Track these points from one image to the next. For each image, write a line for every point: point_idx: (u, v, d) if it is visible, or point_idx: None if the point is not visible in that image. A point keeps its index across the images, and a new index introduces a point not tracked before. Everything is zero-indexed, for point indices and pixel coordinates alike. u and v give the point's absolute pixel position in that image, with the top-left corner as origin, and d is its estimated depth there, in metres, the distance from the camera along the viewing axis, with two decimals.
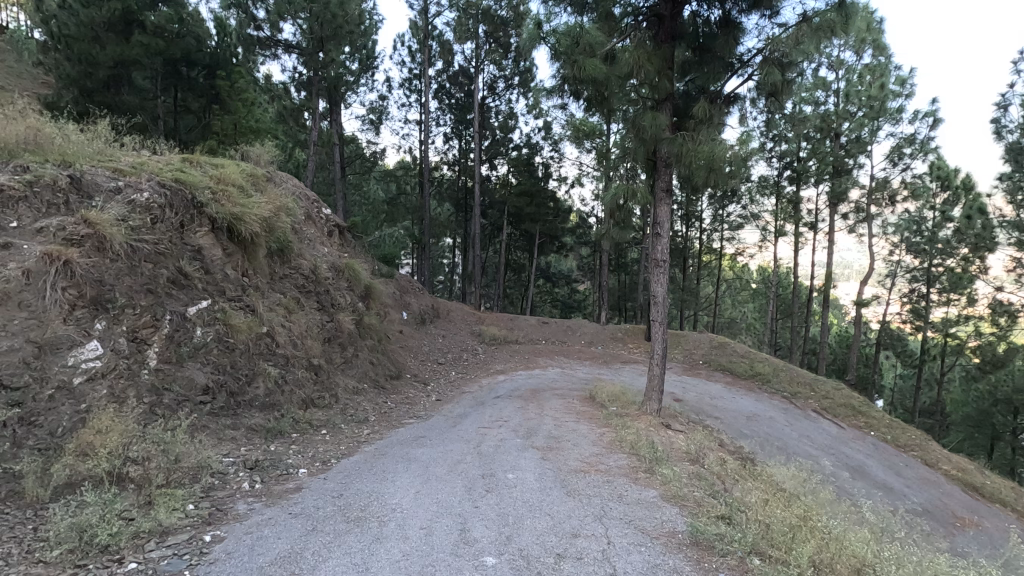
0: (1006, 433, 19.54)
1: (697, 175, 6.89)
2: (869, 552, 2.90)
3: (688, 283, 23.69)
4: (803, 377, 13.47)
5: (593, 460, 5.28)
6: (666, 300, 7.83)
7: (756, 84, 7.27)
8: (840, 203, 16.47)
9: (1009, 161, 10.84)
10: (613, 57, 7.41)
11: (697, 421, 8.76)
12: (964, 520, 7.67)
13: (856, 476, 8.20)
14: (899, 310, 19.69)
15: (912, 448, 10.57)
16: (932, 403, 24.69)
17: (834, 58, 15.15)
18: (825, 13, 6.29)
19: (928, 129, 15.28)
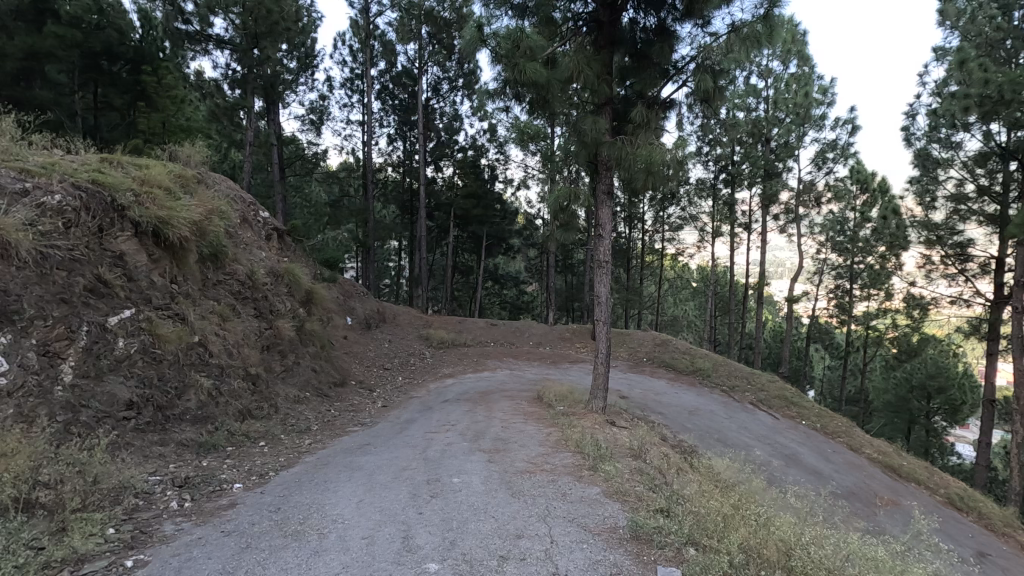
0: (922, 416, 21.25)
1: (637, 178, 7.09)
2: (792, 535, 3.08)
3: (631, 283, 24.31)
4: (741, 371, 14.10)
5: (538, 459, 5.34)
6: (609, 301, 8.01)
7: (690, 91, 7.58)
8: (770, 205, 17.33)
9: (917, 165, 11.80)
10: (554, 61, 7.50)
11: (641, 418, 9.01)
12: (885, 500, 8.23)
13: (788, 464, 8.64)
14: (826, 305, 21.07)
15: (838, 434, 11.25)
16: (856, 391, 26.46)
17: (763, 67, 15.98)
18: (751, 24, 6.62)
19: (848, 135, 16.38)
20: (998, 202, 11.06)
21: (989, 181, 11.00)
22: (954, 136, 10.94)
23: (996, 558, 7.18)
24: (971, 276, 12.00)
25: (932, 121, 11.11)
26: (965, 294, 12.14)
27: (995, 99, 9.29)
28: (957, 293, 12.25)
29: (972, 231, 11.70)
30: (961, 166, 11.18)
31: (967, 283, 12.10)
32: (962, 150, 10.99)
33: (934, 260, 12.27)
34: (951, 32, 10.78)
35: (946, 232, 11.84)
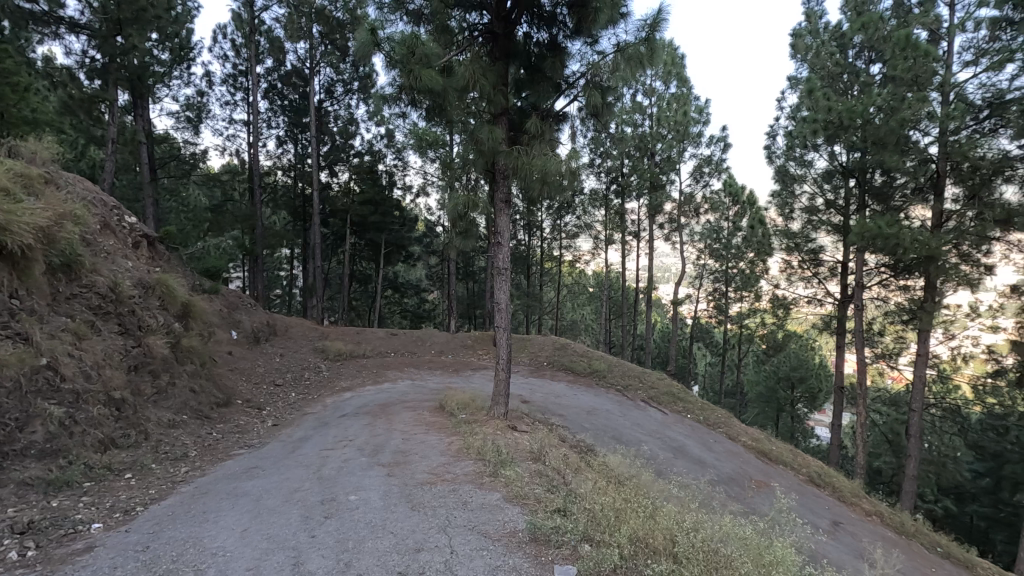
0: (788, 405, 23.78)
1: (533, 188, 7.29)
2: (675, 523, 3.32)
3: (531, 289, 24.82)
4: (633, 371, 14.94)
5: (440, 469, 5.28)
6: (509, 308, 8.13)
7: (581, 105, 7.93)
8: (656, 214, 18.54)
9: (777, 180, 13.29)
10: (450, 69, 7.50)
11: (542, 420, 9.23)
12: (758, 482, 9.09)
13: (676, 456, 9.28)
14: (706, 306, 23.03)
15: (718, 425, 12.27)
16: (733, 385, 29.02)
17: (647, 86, 17.15)
18: (635, 45, 7.07)
19: (721, 151, 18.02)
20: (842, 214, 12.60)
21: (834, 196, 12.57)
22: (807, 156, 12.41)
23: (846, 525, 8.20)
24: (823, 278, 13.65)
25: (789, 142, 12.55)
26: (818, 295, 13.84)
27: (835, 123, 10.64)
28: (813, 294, 13.94)
29: (823, 239, 13.22)
30: (812, 182, 12.69)
31: (820, 285, 13.75)
32: (813, 168, 12.52)
33: (793, 264, 13.79)
34: (800, 64, 12.33)
35: (802, 239, 13.31)
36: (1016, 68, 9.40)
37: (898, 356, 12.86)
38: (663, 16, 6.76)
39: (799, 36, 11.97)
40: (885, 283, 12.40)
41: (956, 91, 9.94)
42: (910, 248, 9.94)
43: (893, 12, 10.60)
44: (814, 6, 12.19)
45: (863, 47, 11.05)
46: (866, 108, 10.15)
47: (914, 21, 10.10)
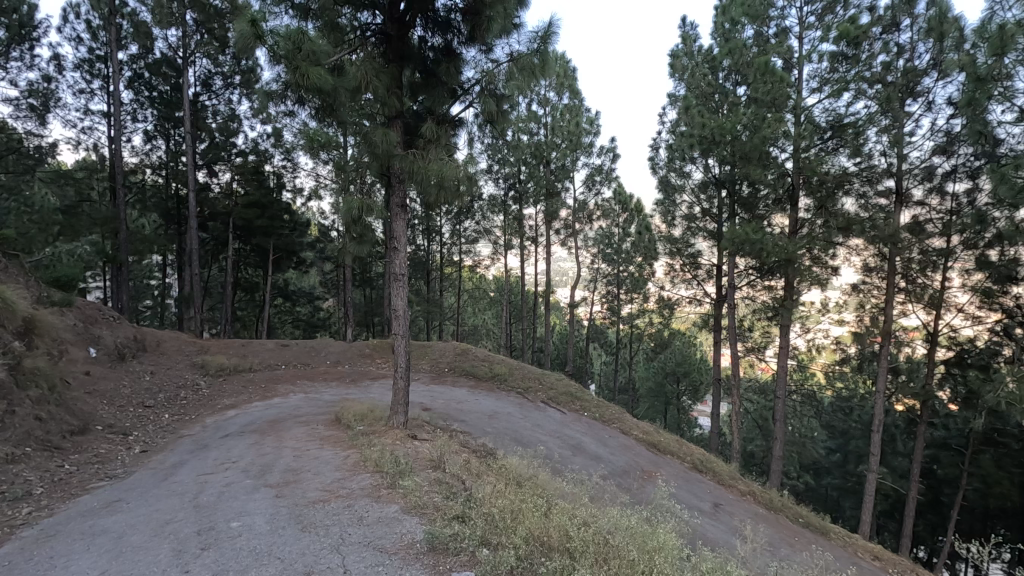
0: (674, 398, 25.61)
1: (430, 192, 7.22)
2: (568, 518, 3.43)
3: (431, 295, 24.47)
4: (533, 373, 15.27)
5: (335, 486, 5.03)
6: (407, 315, 7.95)
7: (477, 112, 8.00)
8: (552, 220, 19.11)
9: (661, 190, 14.27)
10: (341, 69, 7.23)
11: (443, 428, 9.13)
12: (648, 473, 9.69)
13: (575, 453, 9.62)
14: (600, 308, 24.08)
15: (613, 421, 12.89)
16: (626, 382, 30.61)
17: (542, 96, 17.70)
18: (528, 56, 7.26)
19: (611, 161, 19.04)
20: (716, 221, 13.73)
21: (709, 205, 13.71)
22: (685, 167, 13.41)
23: (724, 505, 8.98)
24: (701, 280, 14.75)
25: (670, 154, 13.53)
26: (698, 296, 14.91)
27: (709, 139, 11.64)
28: (693, 294, 15.00)
29: (700, 244, 14.36)
30: (690, 192, 13.76)
31: (699, 287, 14.84)
32: (691, 179, 13.54)
33: (676, 268, 14.86)
34: (678, 83, 13.37)
35: (682, 245, 14.40)
36: (851, 96, 10.89)
37: (764, 349, 14.43)
38: (554, 30, 7.00)
39: (677, 57, 13.02)
40: (752, 283, 13.67)
41: (806, 113, 11.30)
42: (773, 252, 11.10)
43: (754, 41, 11.83)
44: (689, 30, 13.29)
45: (731, 70, 12.21)
46: (734, 125, 11.21)
47: (772, 50, 11.35)
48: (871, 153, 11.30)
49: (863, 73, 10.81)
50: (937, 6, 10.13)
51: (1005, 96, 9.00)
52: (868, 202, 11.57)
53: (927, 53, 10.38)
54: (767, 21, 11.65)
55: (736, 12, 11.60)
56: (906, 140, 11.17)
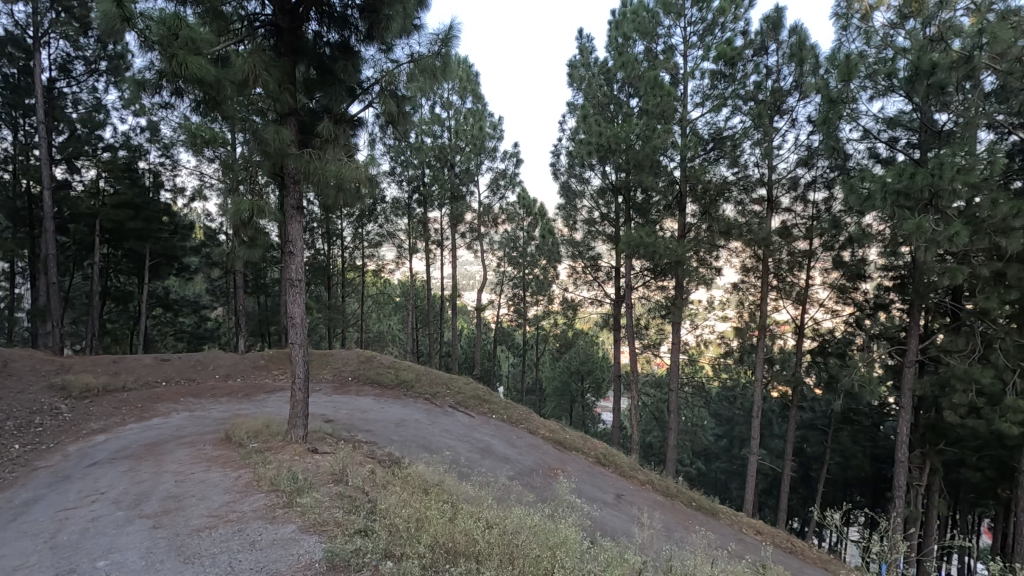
0: (579, 395, 26.61)
1: (328, 195, 6.91)
2: (473, 522, 3.42)
3: (332, 300, 23.34)
4: (440, 378, 15.09)
5: (224, 510, 4.63)
6: (304, 323, 7.52)
7: (377, 112, 7.79)
8: (457, 224, 19.10)
9: (563, 195, 14.70)
10: (226, 60, 6.72)
11: (347, 439, 8.75)
12: (555, 470, 9.95)
13: (483, 456, 9.65)
14: (507, 310, 24.34)
15: (521, 421, 13.05)
16: (533, 383, 31.27)
17: (445, 99, 17.62)
18: (429, 58, 7.17)
19: (514, 166, 19.37)
20: (613, 226, 14.34)
21: (608, 210, 14.26)
22: (585, 173, 13.92)
23: (625, 496, 9.44)
24: (601, 282, 15.34)
25: (570, 161, 13.98)
26: (599, 297, 15.53)
27: (605, 147, 12.19)
28: (595, 296, 15.59)
29: (600, 248, 14.96)
30: (589, 198, 14.27)
31: (599, 288, 15.44)
32: (590, 185, 14.05)
33: (578, 270, 15.38)
34: (576, 92, 13.89)
35: (584, 248, 14.90)
36: (728, 112, 11.93)
37: (659, 345, 15.39)
38: (455, 33, 7.00)
39: (575, 67, 13.56)
40: (647, 284, 14.50)
41: (691, 126, 12.21)
42: (665, 254, 11.82)
43: (645, 56, 12.60)
44: (585, 42, 13.86)
45: (624, 82, 12.86)
46: (628, 135, 11.86)
47: (660, 66, 12.15)
48: (746, 163, 12.47)
49: (738, 91, 11.88)
50: (797, 34, 11.38)
51: (852, 117, 10.31)
52: (744, 208, 12.92)
53: (790, 75, 11.62)
54: (655, 38, 12.45)
55: (628, 28, 12.26)
56: (775, 153, 12.44)
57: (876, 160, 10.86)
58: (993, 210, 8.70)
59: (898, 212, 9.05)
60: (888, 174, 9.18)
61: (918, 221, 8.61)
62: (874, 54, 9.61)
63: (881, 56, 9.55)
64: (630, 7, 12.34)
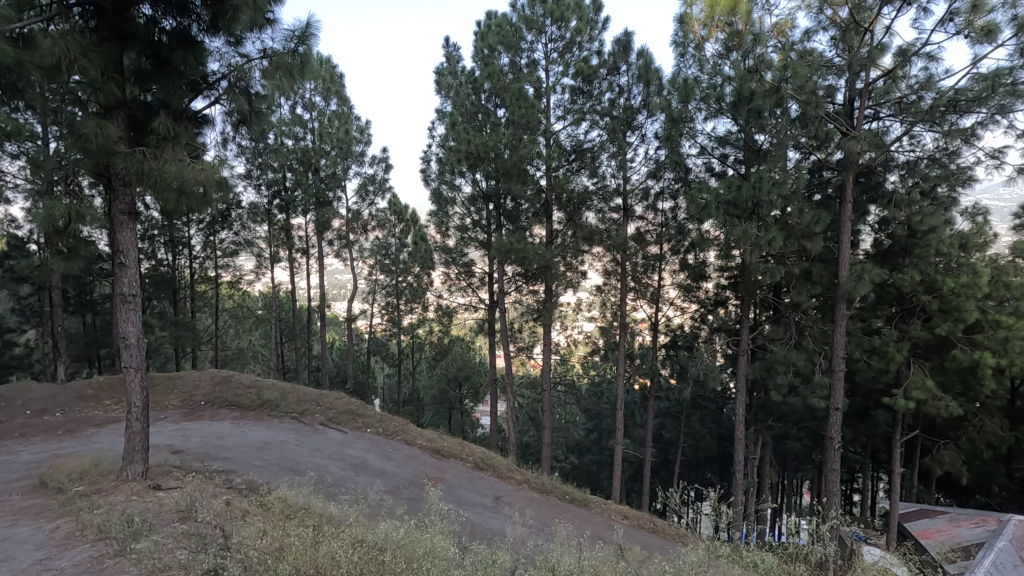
0: (457, 402, 26.72)
1: (167, 199, 6.18)
2: (338, 545, 3.25)
3: (180, 316, 20.84)
4: (308, 394, 14.12)
5: (34, 569, 3.92)
6: (141, 343, 6.64)
7: (226, 110, 7.14)
8: (324, 230, 18.18)
9: (434, 201, 14.61)
10: (31, 42, 5.75)
11: (199, 470, 7.87)
12: (434, 479, 9.82)
13: (358, 473, 9.26)
14: (381, 319, 23.46)
15: (397, 432, 12.61)
16: (410, 393, 30.55)
17: (306, 99, 16.69)
18: (285, 54, 6.71)
19: (383, 172, 18.90)
20: (485, 232, 14.51)
21: (479, 217, 14.40)
22: (455, 181, 13.98)
23: (504, 497, 9.62)
24: (475, 287, 15.43)
25: (440, 168, 13.98)
26: (473, 303, 15.61)
27: (475, 155, 12.32)
28: (469, 301, 15.63)
29: (473, 254, 15.05)
30: (461, 204, 14.33)
31: (474, 294, 15.51)
32: (461, 192, 14.13)
33: (452, 276, 15.31)
34: (444, 99, 13.94)
35: (457, 254, 14.91)
36: (587, 125, 12.76)
37: (533, 347, 15.98)
38: (313, 31, 6.66)
39: (442, 75, 13.61)
40: (519, 288, 14.92)
41: (554, 137, 12.87)
42: (535, 259, 12.24)
43: (509, 68, 13.03)
44: (452, 51, 13.97)
45: (491, 93, 13.10)
46: (496, 144, 12.16)
47: (524, 78, 12.66)
48: (604, 174, 13.45)
49: (595, 107, 12.78)
50: (643, 58, 12.50)
51: (691, 135, 11.58)
52: (605, 216, 13.92)
53: (639, 95, 12.73)
54: (519, 52, 12.93)
55: (493, 40, 12.58)
56: (628, 165, 13.54)
57: (711, 174, 12.27)
58: (800, 218, 10.27)
59: (729, 220, 10.32)
60: (721, 187, 10.42)
61: (745, 228, 9.89)
62: (707, 80, 10.83)
63: (712, 81, 10.79)
64: (495, 20, 12.71)
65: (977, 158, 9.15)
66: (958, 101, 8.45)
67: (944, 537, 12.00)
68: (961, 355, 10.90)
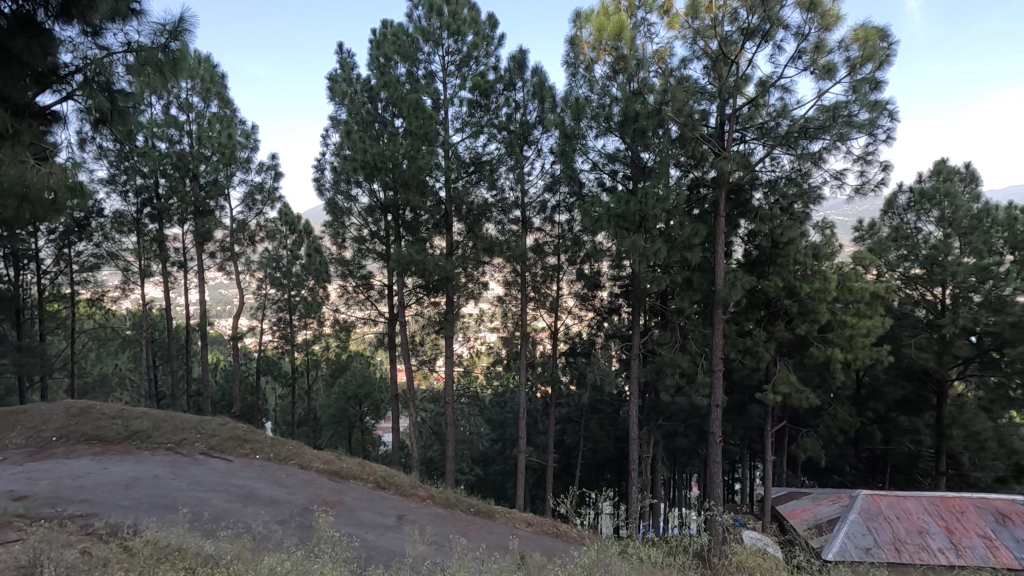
0: (357, 420, 25.66)
1: (5, 205, 5.34)
2: None
3: (27, 340, 18.12)
4: (186, 422, 12.82)
5: None
6: None
7: (83, 107, 6.34)
8: (205, 242, 16.78)
9: (329, 211, 14.07)
10: None
11: (49, 517, 6.84)
12: (332, 503, 9.30)
13: (247, 503, 8.57)
14: (273, 336, 21.83)
15: (291, 457, 11.76)
16: (305, 413, 28.81)
17: (182, 100, 15.35)
18: (153, 49, 6.06)
19: (272, 180, 17.81)
20: (384, 244, 14.12)
21: (377, 228, 13.99)
22: (351, 191, 13.51)
23: (407, 515, 9.33)
24: (374, 300, 14.95)
25: (335, 177, 13.46)
26: (373, 316, 15.10)
27: (371, 165, 11.99)
28: (368, 315, 15.10)
29: (371, 267, 14.55)
30: (358, 215, 13.86)
31: (373, 307, 15.03)
32: (358, 203, 13.68)
33: (349, 289, 14.68)
34: (338, 107, 13.45)
35: (354, 266, 14.33)
36: (485, 138, 12.94)
37: (435, 359, 15.77)
38: (188, 27, 6.10)
39: (336, 82, 13.13)
40: (420, 301, 14.68)
41: (452, 149, 12.91)
42: (435, 271, 12.12)
43: (406, 79, 12.88)
44: (346, 57, 13.56)
45: (387, 102, 12.79)
46: (394, 154, 11.93)
47: (421, 89, 12.57)
48: (502, 187, 13.73)
49: (492, 121, 13.01)
50: (538, 75, 12.95)
51: (583, 151, 12.14)
52: (504, 228, 14.19)
53: (534, 111, 13.14)
54: (416, 63, 12.83)
55: (389, 49, 12.37)
56: (525, 179, 13.90)
57: (602, 188, 12.92)
58: (681, 230, 11.10)
59: (620, 232, 10.87)
60: (611, 202, 11.01)
61: (633, 240, 10.51)
62: (596, 100, 11.38)
63: (601, 102, 11.25)
64: (390, 29, 12.54)
65: (824, 179, 10.42)
66: (808, 128, 9.65)
67: (808, 515, 13.40)
68: (817, 353, 12.33)
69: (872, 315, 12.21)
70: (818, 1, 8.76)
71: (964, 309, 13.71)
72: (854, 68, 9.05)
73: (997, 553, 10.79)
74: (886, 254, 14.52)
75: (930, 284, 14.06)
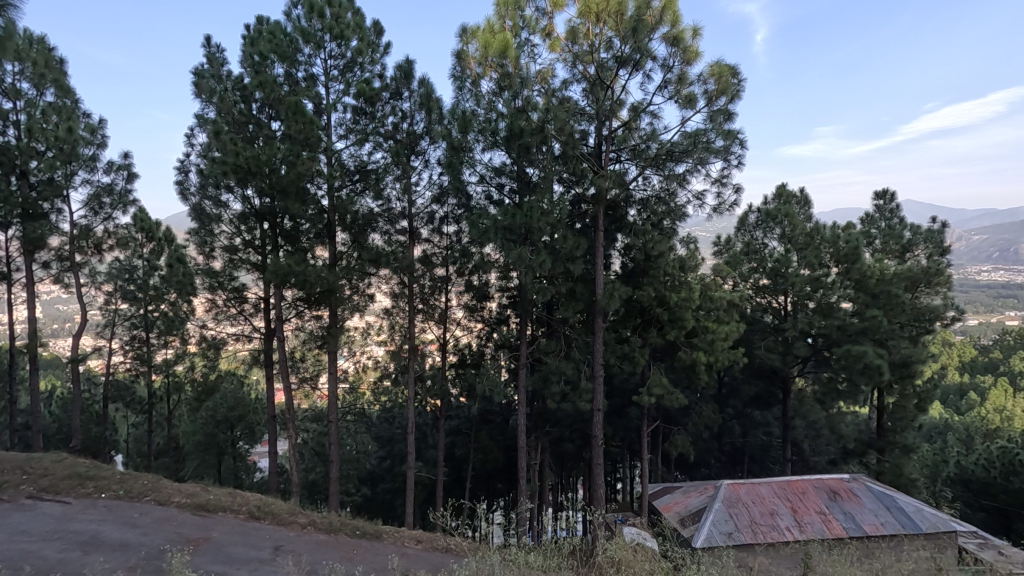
0: (229, 446, 23.71)
1: None
2: None
3: None
4: (9, 462, 10.87)
5: None
6: None
7: None
8: (37, 249, 14.47)
9: (194, 218, 12.96)
10: None
11: None
12: (196, 541, 8.38)
13: (90, 550, 7.48)
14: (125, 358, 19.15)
15: (145, 493, 10.41)
16: (163, 443, 25.70)
17: (7, 84, 13.22)
18: None
19: (124, 181, 15.88)
20: (260, 253, 13.12)
21: (251, 236, 13.01)
22: (221, 196, 12.51)
23: (285, 546, 8.67)
24: (248, 315, 13.83)
25: (201, 180, 12.36)
26: (246, 332, 13.93)
27: (243, 169, 11.10)
28: (241, 331, 13.88)
29: (245, 278, 13.38)
30: (228, 223, 12.83)
31: (247, 322, 13.89)
32: (229, 209, 12.68)
33: (219, 302, 13.43)
34: (205, 105, 12.40)
35: (225, 278, 13.15)
36: (371, 146, 12.60)
37: (318, 377, 14.79)
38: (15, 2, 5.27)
39: (203, 78, 12.11)
40: (300, 314, 13.78)
41: (336, 156, 12.41)
42: (316, 283, 11.49)
43: (285, 80, 12.15)
44: (215, 52, 12.53)
45: (263, 103, 11.98)
46: (271, 159, 11.19)
47: (301, 92, 11.92)
48: (389, 197, 13.38)
49: (378, 129, 12.73)
50: (425, 86, 12.88)
51: (470, 163, 12.29)
52: (391, 238, 13.83)
53: (422, 121, 13.05)
54: (295, 64, 12.15)
55: (264, 47, 11.58)
56: (413, 189, 13.70)
57: (489, 201, 13.14)
58: (565, 243, 11.56)
59: (507, 244, 11.11)
60: (498, 214, 11.17)
61: (520, 252, 10.78)
62: (483, 114, 11.54)
63: (487, 116, 11.43)
64: (266, 27, 11.81)
65: (688, 198, 11.45)
66: (674, 151, 10.58)
67: (680, 507, 14.47)
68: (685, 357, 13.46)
69: (730, 321, 13.58)
70: (681, 38, 9.67)
71: (802, 314, 15.77)
72: (711, 99, 10.08)
73: (830, 526, 12.49)
74: (740, 266, 16.39)
75: (775, 293, 16.01)
